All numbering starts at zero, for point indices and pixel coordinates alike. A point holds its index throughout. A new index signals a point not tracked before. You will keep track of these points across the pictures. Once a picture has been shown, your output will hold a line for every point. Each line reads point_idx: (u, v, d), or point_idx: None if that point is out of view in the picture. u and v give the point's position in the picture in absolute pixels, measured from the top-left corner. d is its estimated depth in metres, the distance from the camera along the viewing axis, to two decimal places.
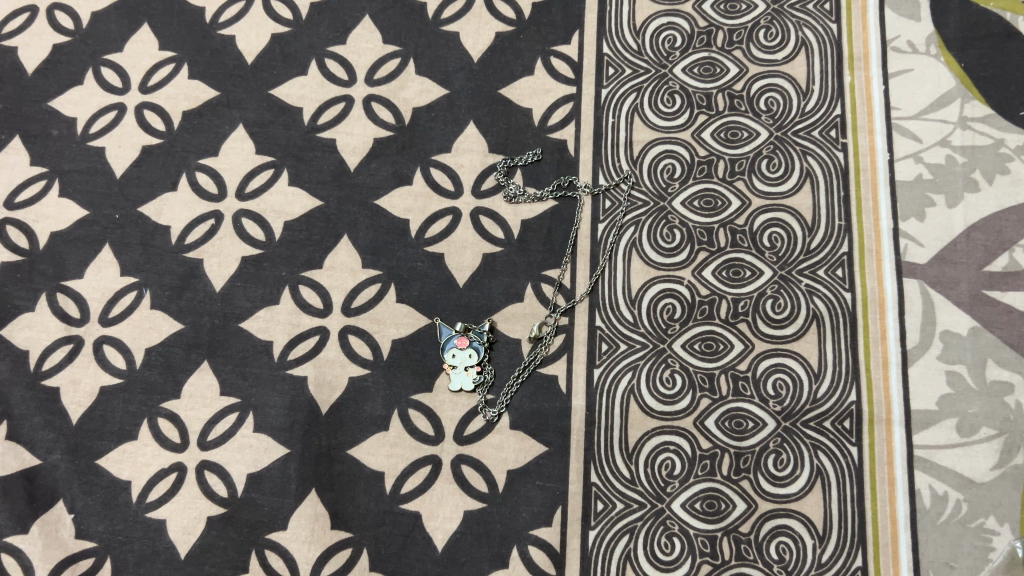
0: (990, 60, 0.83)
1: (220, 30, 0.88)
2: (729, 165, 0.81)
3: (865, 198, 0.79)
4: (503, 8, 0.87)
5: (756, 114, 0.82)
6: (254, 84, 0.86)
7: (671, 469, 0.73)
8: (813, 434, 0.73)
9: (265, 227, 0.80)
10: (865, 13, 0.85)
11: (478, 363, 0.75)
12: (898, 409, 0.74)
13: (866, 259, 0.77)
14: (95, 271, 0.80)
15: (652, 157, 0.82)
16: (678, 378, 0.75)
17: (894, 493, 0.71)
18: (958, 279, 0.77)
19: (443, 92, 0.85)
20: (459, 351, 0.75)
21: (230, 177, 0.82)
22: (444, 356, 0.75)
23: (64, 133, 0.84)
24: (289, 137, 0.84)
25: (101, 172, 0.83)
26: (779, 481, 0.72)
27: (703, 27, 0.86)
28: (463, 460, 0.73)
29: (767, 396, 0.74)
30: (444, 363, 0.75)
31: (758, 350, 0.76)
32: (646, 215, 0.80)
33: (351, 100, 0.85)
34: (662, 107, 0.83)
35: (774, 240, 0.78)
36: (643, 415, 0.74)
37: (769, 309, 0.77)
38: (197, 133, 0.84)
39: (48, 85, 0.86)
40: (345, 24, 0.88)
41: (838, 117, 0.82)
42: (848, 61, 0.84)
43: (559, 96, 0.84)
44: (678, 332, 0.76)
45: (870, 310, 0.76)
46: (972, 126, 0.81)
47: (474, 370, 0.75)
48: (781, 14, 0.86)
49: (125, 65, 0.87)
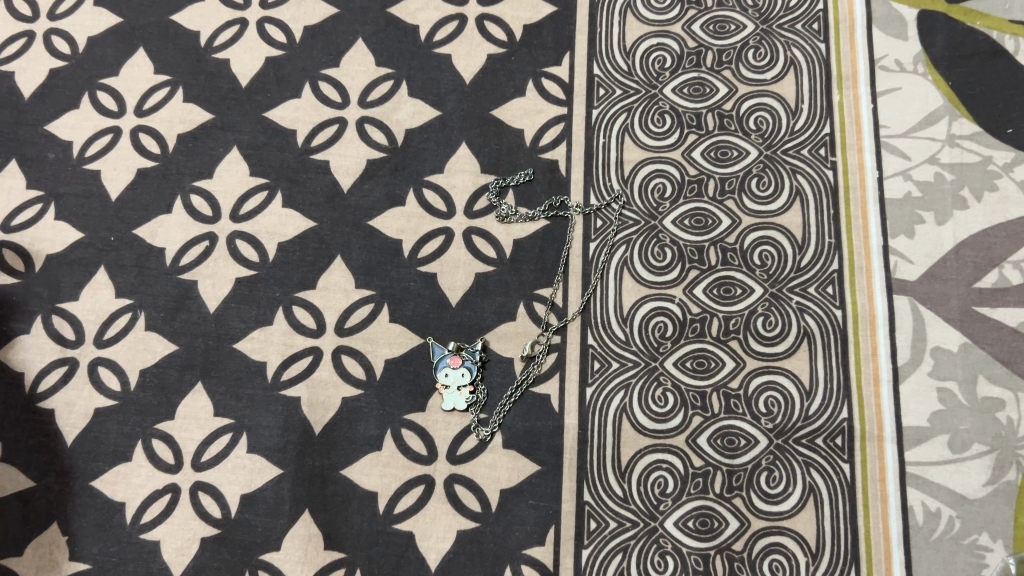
0: (977, 78, 0.84)
1: (215, 53, 0.89)
2: (719, 184, 0.81)
3: (855, 216, 0.80)
4: (495, 30, 0.88)
5: (746, 133, 0.83)
6: (248, 107, 0.86)
7: (664, 487, 0.73)
8: (805, 452, 0.74)
9: (259, 249, 0.81)
10: (853, 33, 0.86)
11: (470, 382, 0.75)
12: (890, 426, 0.74)
13: (856, 276, 0.78)
14: (90, 293, 0.80)
15: (642, 177, 0.82)
16: (671, 396, 0.75)
17: (886, 510, 0.72)
18: (949, 296, 0.77)
19: (435, 113, 0.85)
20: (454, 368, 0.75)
21: (225, 199, 0.83)
22: (436, 376, 0.75)
23: (60, 157, 0.85)
24: (283, 159, 0.84)
25: (97, 195, 0.84)
26: (772, 498, 0.72)
27: (693, 48, 0.86)
28: (455, 480, 0.74)
29: (759, 413, 0.75)
30: (437, 383, 0.76)
31: (750, 367, 0.76)
32: (637, 234, 0.80)
33: (345, 122, 0.85)
34: (652, 127, 0.84)
35: (764, 258, 0.79)
36: (636, 433, 0.74)
37: (760, 327, 0.77)
38: (192, 155, 0.85)
39: (45, 109, 0.87)
40: (338, 47, 0.88)
41: (827, 135, 0.82)
42: (837, 80, 0.84)
43: (550, 117, 0.85)
44: (670, 350, 0.77)
45: (861, 327, 0.76)
46: (960, 144, 0.81)
47: (467, 390, 0.75)
48: (770, 34, 0.86)
49: (122, 88, 0.88)
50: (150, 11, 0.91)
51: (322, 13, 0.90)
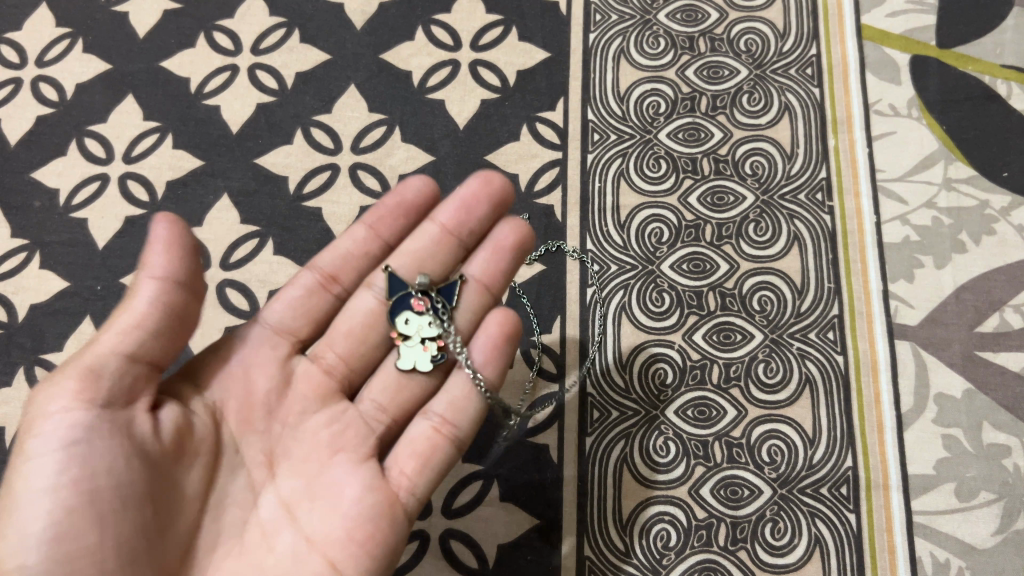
0: (970, 122, 0.84)
1: (205, 100, 0.88)
2: (716, 229, 0.81)
3: (854, 260, 0.79)
4: (488, 76, 0.88)
5: (742, 178, 0.83)
6: (238, 152, 0.85)
7: (667, 541, 0.71)
8: (810, 502, 0.72)
9: (250, 298, 0.79)
10: (847, 77, 0.86)
11: (438, 336, 0.62)
12: (895, 474, 0.72)
13: (857, 321, 0.77)
14: (74, 344, 0.78)
15: (639, 222, 0.81)
16: (671, 445, 0.73)
17: (894, 562, 0.70)
18: (950, 340, 0.76)
19: (429, 158, 0.84)
20: (438, 353, 0.63)
21: (215, 247, 0.81)
22: (395, 324, 0.63)
23: (47, 205, 0.84)
24: (274, 207, 0.83)
25: (84, 244, 0.82)
26: (777, 551, 0.71)
27: (686, 93, 0.86)
28: (451, 535, 0.71)
29: (762, 462, 0.73)
30: (394, 332, 0.63)
31: (752, 416, 0.74)
32: (635, 278, 0.79)
33: (337, 168, 0.84)
34: (647, 171, 0.83)
35: (763, 304, 0.78)
36: (637, 484, 0.72)
37: (761, 373, 0.76)
38: (182, 203, 0.84)
39: (31, 156, 0.86)
40: (331, 94, 0.88)
41: (824, 179, 0.82)
42: (832, 125, 0.84)
43: (544, 161, 0.84)
44: (670, 398, 0.75)
45: (863, 373, 0.75)
46: (957, 188, 0.81)
47: (434, 347, 0.62)
48: (764, 79, 0.86)
49: (110, 136, 0.87)
50: (139, 58, 0.90)
51: (314, 59, 0.89)
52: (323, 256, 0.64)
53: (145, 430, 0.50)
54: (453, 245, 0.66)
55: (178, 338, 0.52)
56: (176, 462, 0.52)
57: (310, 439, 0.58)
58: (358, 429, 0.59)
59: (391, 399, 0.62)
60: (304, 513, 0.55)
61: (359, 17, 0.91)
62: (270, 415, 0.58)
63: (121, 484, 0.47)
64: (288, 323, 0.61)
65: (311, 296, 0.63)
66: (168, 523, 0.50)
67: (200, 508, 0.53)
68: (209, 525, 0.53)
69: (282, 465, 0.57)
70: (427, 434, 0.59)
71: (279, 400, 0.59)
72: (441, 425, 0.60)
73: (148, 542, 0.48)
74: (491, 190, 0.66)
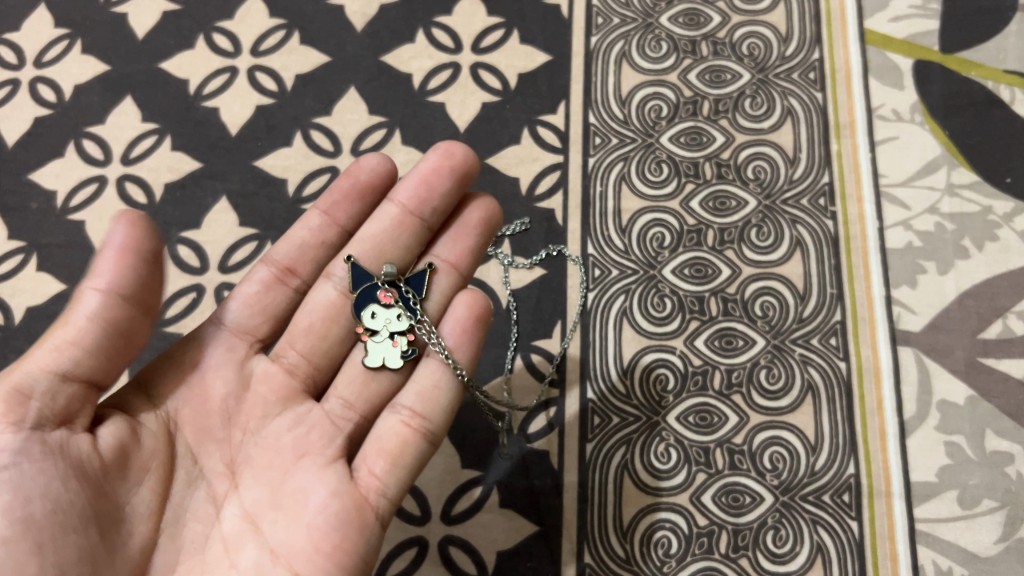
0: (973, 128, 0.83)
1: (204, 102, 0.87)
2: (718, 234, 0.80)
3: (857, 265, 0.79)
4: (489, 79, 0.87)
5: (744, 183, 0.82)
6: (237, 155, 0.85)
7: (668, 548, 0.70)
8: (812, 509, 0.71)
9: None
10: (850, 82, 0.85)
11: (410, 333, 0.63)
12: (898, 481, 0.72)
13: (859, 328, 0.76)
14: None
15: (640, 226, 0.81)
16: (673, 452, 0.73)
17: (897, 570, 0.69)
18: (953, 347, 0.75)
19: None
20: (408, 348, 0.63)
21: (213, 249, 0.81)
22: (361, 319, 0.62)
23: (44, 207, 0.83)
24: (273, 210, 0.82)
25: (82, 246, 0.81)
26: (779, 558, 0.70)
27: (688, 97, 0.86)
28: (450, 541, 0.71)
29: (764, 469, 0.72)
30: (360, 328, 0.62)
31: (754, 422, 0.74)
32: (636, 283, 0.79)
33: (336, 171, 0.84)
34: (649, 176, 0.82)
35: (765, 309, 0.77)
36: (638, 490, 0.72)
37: (763, 380, 0.75)
38: (180, 205, 0.83)
39: (29, 157, 0.85)
40: (331, 96, 0.87)
41: (826, 184, 0.82)
42: (834, 130, 0.84)
43: (546, 165, 0.83)
44: (672, 404, 0.75)
45: (865, 380, 0.75)
46: (959, 193, 0.81)
47: (403, 343, 0.62)
48: (766, 83, 0.86)
49: (108, 137, 0.86)
50: (138, 59, 0.90)
51: (313, 61, 0.89)
52: (277, 249, 0.64)
53: (81, 449, 0.48)
54: (417, 225, 0.65)
55: (121, 355, 0.50)
56: (119, 478, 0.50)
57: (273, 443, 0.57)
58: (324, 430, 0.58)
59: (359, 394, 0.61)
60: (270, 525, 0.53)
61: (359, 19, 0.91)
62: (229, 421, 0.57)
63: (56, 506, 0.46)
64: (247, 319, 0.61)
65: (268, 291, 0.62)
66: (115, 544, 0.49)
67: (153, 526, 0.51)
68: (165, 542, 0.52)
69: (245, 472, 0.56)
70: (394, 429, 0.58)
71: (237, 404, 0.57)
72: (413, 419, 0.59)
73: (91, 564, 0.47)
74: (452, 162, 0.65)
